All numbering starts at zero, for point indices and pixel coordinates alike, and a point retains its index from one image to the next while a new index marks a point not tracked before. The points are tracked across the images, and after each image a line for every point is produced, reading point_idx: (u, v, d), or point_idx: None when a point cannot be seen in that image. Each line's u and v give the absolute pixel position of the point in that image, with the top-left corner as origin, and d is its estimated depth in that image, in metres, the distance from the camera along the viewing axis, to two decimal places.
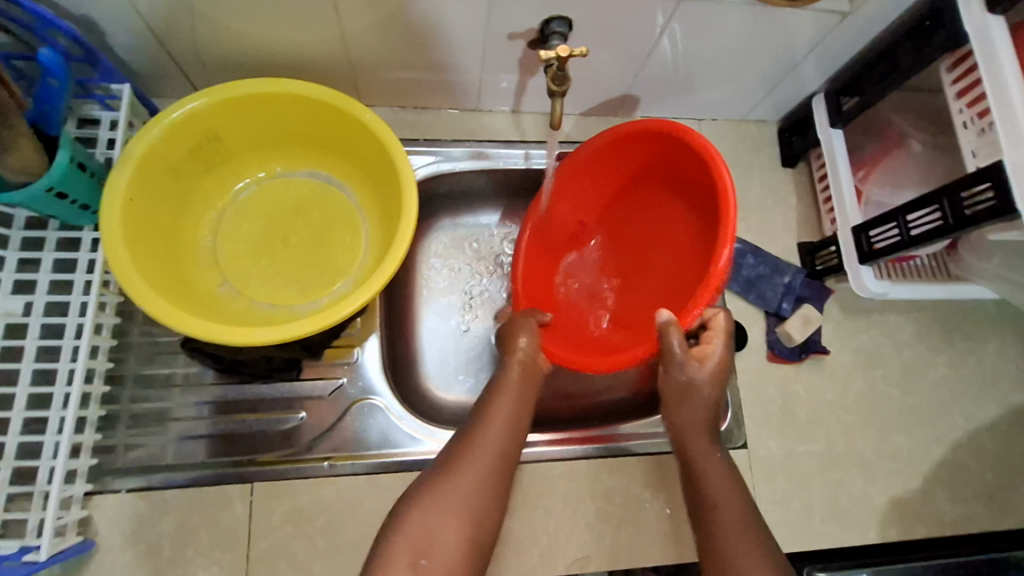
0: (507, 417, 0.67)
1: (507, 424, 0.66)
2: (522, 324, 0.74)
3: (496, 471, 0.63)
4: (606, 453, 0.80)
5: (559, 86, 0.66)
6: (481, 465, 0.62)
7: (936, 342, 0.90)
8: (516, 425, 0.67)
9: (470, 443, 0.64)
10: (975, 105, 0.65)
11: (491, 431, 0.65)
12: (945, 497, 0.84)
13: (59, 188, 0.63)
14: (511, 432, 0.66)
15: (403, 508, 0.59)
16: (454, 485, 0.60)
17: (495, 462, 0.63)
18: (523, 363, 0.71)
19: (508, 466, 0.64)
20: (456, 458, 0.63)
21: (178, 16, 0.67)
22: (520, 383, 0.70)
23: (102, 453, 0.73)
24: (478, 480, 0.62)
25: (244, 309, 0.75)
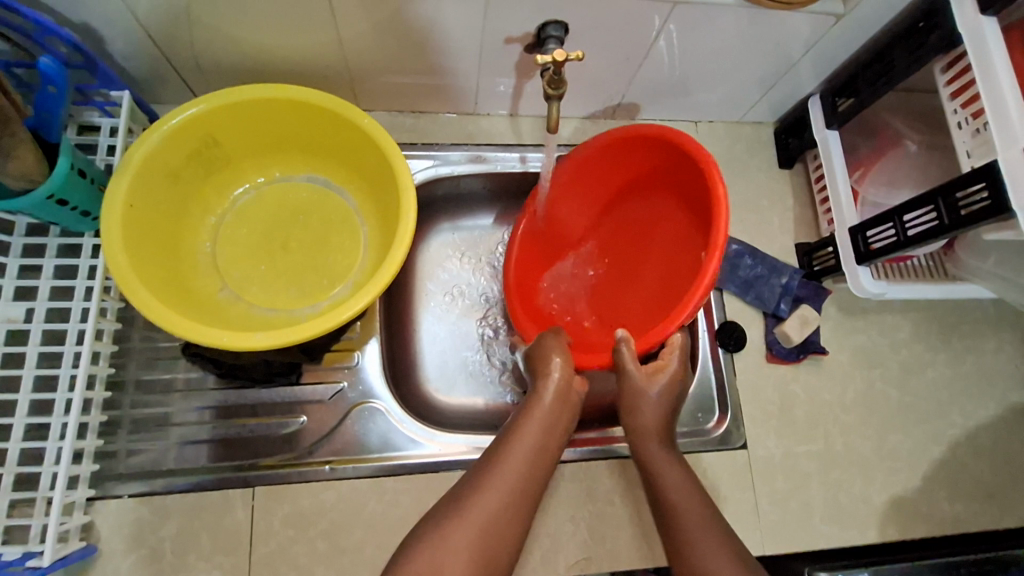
0: (535, 444, 0.61)
1: (534, 452, 0.61)
2: (557, 349, 0.69)
3: (518, 501, 0.58)
4: (606, 455, 0.80)
5: (556, 89, 0.67)
6: (502, 495, 0.57)
7: (934, 341, 0.90)
8: (544, 454, 0.62)
9: (490, 471, 0.59)
10: (969, 105, 0.66)
11: (514, 456, 0.60)
12: (944, 496, 0.84)
13: (59, 195, 0.64)
14: (537, 460, 0.61)
15: (414, 541, 0.54)
16: (469, 516, 0.55)
17: (517, 491, 0.58)
18: (555, 388, 0.66)
19: (531, 498, 0.59)
20: (475, 488, 0.58)
21: (176, 22, 0.67)
22: (553, 410, 0.65)
23: (104, 458, 0.73)
24: (498, 510, 0.56)
25: (244, 314, 0.75)
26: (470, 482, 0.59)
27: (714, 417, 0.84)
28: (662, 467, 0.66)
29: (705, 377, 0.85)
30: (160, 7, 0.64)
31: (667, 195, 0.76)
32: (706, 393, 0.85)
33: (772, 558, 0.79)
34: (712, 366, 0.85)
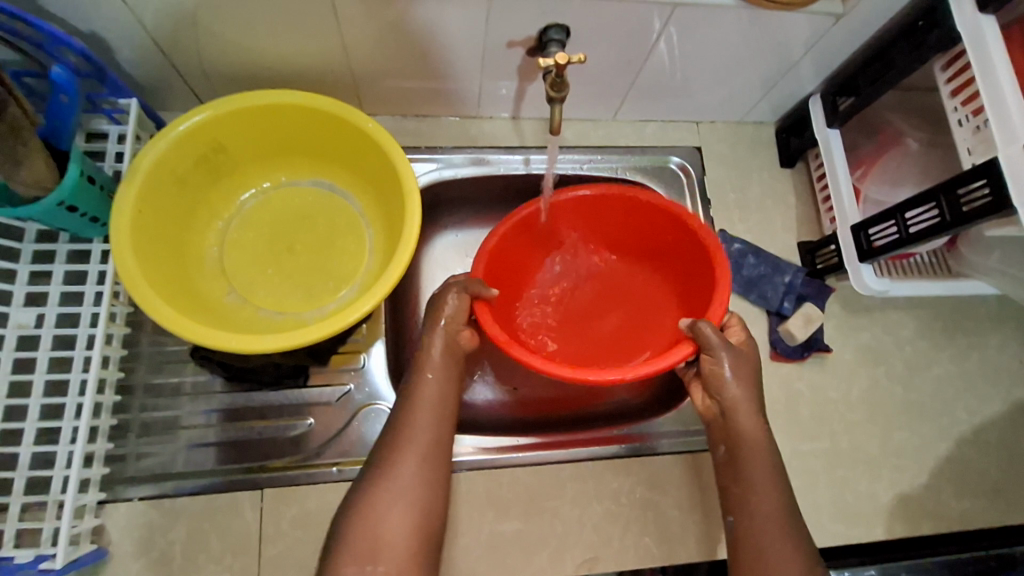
0: (433, 398, 0.66)
1: (433, 406, 0.65)
2: (445, 292, 0.70)
3: (432, 457, 0.62)
4: (634, 453, 0.81)
5: (558, 92, 0.67)
6: (415, 453, 0.62)
7: (938, 338, 0.90)
8: (441, 403, 0.66)
9: (399, 432, 0.63)
10: (969, 103, 0.66)
11: (421, 417, 0.64)
12: (950, 493, 0.84)
13: (70, 202, 0.64)
14: (437, 413, 0.65)
15: (347, 515, 0.59)
16: (391, 479, 0.60)
17: (428, 449, 0.62)
18: (439, 336, 0.69)
19: (444, 449, 0.64)
20: (390, 450, 0.62)
21: (183, 29, 0.68)
22: (443, 363, 0.68)
23: (114, 462, 0.74)
24: (414, 470, 0.61)
25: (251, 318, 0.76)
26: (383, 445, 0.63)
27: None
28: (752, 455, 0.66)
29: None
30: (168, 14, 0.65)
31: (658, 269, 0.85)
32: None
33: (823, 551, 0.81)
34: None
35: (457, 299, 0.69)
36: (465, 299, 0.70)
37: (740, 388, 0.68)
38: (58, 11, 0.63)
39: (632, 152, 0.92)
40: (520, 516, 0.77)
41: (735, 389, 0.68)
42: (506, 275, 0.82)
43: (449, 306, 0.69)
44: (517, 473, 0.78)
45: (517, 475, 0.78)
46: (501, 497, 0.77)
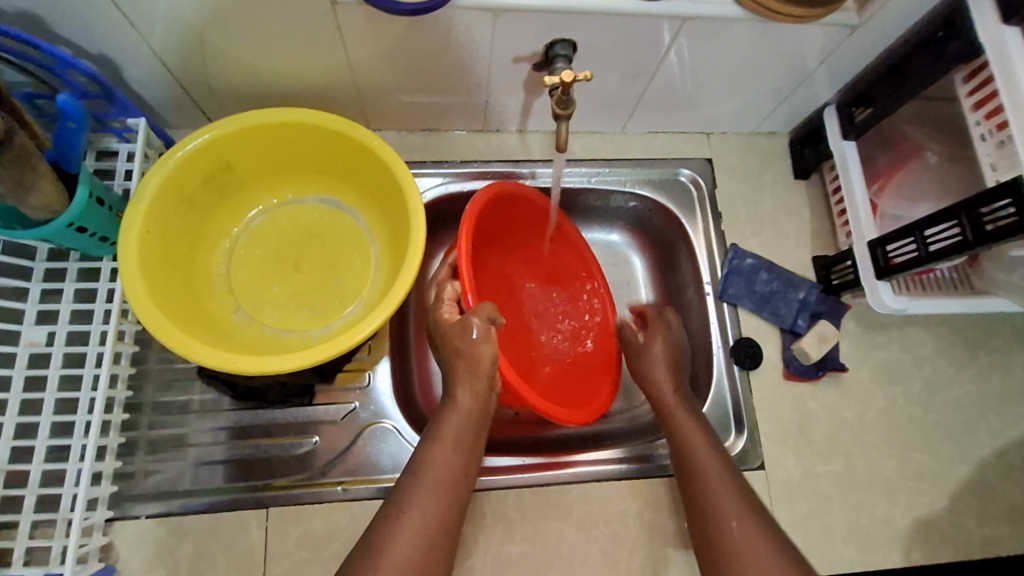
0: (447, 477, 0.61)
1: (444, 482, 0.60)
2: (467, 328, 0.66)
3: (432, 545, 0.57)
4: (642, 474, 0.79)
5: (565, 110, 0.66)
6: (418, 536, 0.56)
7: (960, 357, 0.87)
8: (453, 480, 0.61)
9: (404, 505, 0.58)
10: (992, 117, 0.64)
11: (428, 494, 0.59)
12: (972, 518, 0.82)
13: (78, 223, 0.65)
14: (447, 490, 0.60)
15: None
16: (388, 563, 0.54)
17: (432, 531, 0.57)
18: (460, 406, 0.66)
19: (448, 536, 0.58)
20: (392, 523, 0.57)
21: (190, 49, 0.68)
22: (461, 433, 0.64)
23: (123, 479, 0.74)
24: (416, 557, 0.55)
25: (258, 336, 0.76)
26: (384, 518, 0.58)
27: (732, 435, 0.82)
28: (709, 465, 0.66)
29: (721, 394, 0.83)
30: (175, 35, 0.66)
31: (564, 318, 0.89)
32: (722, 410, 0.83)
33: None
34: (728, 382, 0.83)
35: (486, 330, 0.66)
36: (492, 334, 0.67)
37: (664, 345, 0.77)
38: (66, 32, 0.64)
39: (641, 165, 0.90)
40: (525, 538, 0.76)
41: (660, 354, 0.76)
42: (512, 230, 0.83)
43: (485, 352, 0.66)
44: (522, 494, 0.77)
45: (523, 496, 0.77)
46: (507, 518, 0.76)
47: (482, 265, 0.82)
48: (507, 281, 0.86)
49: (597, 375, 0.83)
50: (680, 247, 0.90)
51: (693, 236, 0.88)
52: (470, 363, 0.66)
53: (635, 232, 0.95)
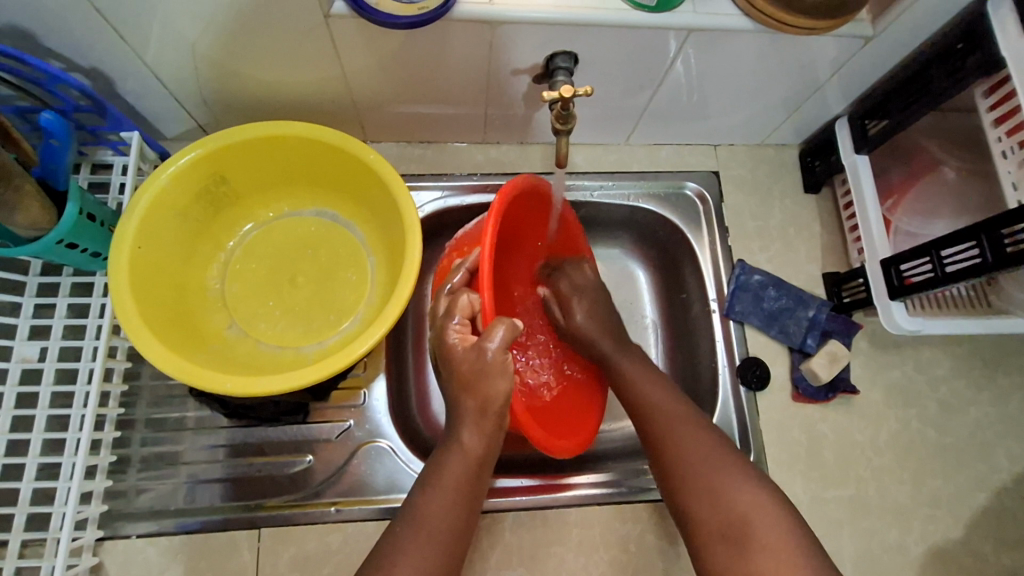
0: (445, 526, 0.58)
1: (442, 532, 0.57)
2: (481, 358, 0.60)
3: None
4: (643, 499, 0.76)
5: (565, 124, 0.64)
6: None
7: (977, 378, 0.84)
8: (451, 527, 0.58)
9: (399, 554, 0.55)
10: (1015, 133, 0.61)
11: (423, 544, 0.56)
12: (989, 547, 0.78)
13: (69, 239, 0.64)
14: (444, 540, 0.57)
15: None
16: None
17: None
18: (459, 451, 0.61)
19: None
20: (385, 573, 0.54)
21: (182, 61, 0.67)
22: (464, 480, 0.61)
23: (115, 498, 0.73)
24: None
25: (251, 352, 0.75)
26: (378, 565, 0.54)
27: None
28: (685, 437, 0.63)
29: (727, 417, 0.80)
30: (166, 48, 0.65)
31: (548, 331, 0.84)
32: (729, 433, 0.80)
33: None
34: (734, 403, 0.80)
35: (504, 367, 0.61)
36: (508, 368, 0.61)
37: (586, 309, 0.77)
38: (57, 45, 0.62)
39: (645, 177, 0.88)
40: (522, 562, 0.74)
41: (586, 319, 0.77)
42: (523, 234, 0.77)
43: (499, 389, 0.60)
44: (519, 517, 0.75)
45: (520, 518, 0.75)
46: (504, 542, 0.74)
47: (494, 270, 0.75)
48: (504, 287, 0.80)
49: (580, 407, 0.78)
50: (686, 262, 0.88)
51: (699, 250, 0.86)
52: (481, 404, 0.61)
53: (639, 246, 0.93)
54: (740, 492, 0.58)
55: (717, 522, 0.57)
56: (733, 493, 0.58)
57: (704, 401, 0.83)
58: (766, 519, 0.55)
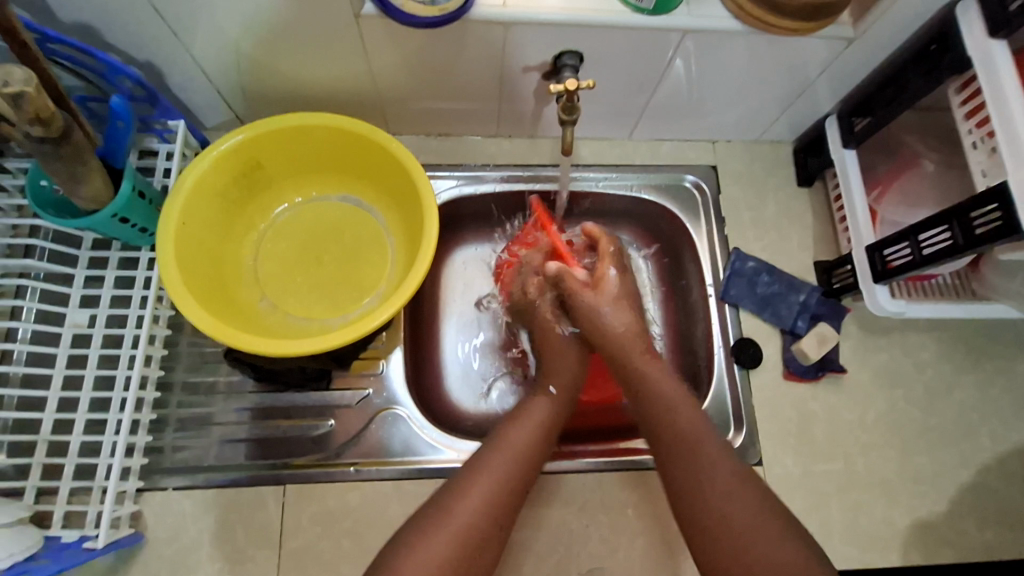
0: (522, 450, 0.67)
1: (515, 455, 0.66)
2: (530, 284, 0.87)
3: (496, 509, 0.61)
4: (632, 466, 0.82)
5: (569, 115, 0.70)
6: (483, 498, 0.61)
7: (962, 362, 0.88)
8: (526, 451, 0.67)
9: (477, 474, 0.63)
10: (983, 126, 0.66)
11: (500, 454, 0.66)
12: (972, 522, 0.82)
13: (122, 214, 0.71)
14: (521, 463, 0.65)
15: (404, 538, 0.57)
16: (452, 520, 0.59)
17: (498, 502, 0.61)
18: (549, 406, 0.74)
19: (511, 509, 0.62)
20: (463, 486, 0.62)
21: (227, 57, 0.74)
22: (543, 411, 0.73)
23: (153, 453, 0.80)
24: (479, 516, 0.60)
25: (280, 323, 0.81)
26: (458, 480, 0.63)
27: (730, 432, 0.84)
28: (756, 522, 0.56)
29: (721, 393, 0.85)
30: (213, 44, 0.72)
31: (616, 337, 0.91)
32: (723, 408, 0.85)
33: None
34: (728, 381, 0.86)
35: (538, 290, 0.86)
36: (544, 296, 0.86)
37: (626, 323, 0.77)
38: (118, 41, 0.70)
39: (646, 170, 0.94)
40: (526, 524, 0.79)
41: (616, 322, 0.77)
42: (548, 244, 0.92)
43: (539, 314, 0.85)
44: None
45: None
46: None
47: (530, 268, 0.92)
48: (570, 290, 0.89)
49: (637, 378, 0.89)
50: (684, 249, 0.93)
51: (697, 238, 0.91)
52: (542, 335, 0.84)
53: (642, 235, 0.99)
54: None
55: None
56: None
57: (700, 379, 0.88)
58: None
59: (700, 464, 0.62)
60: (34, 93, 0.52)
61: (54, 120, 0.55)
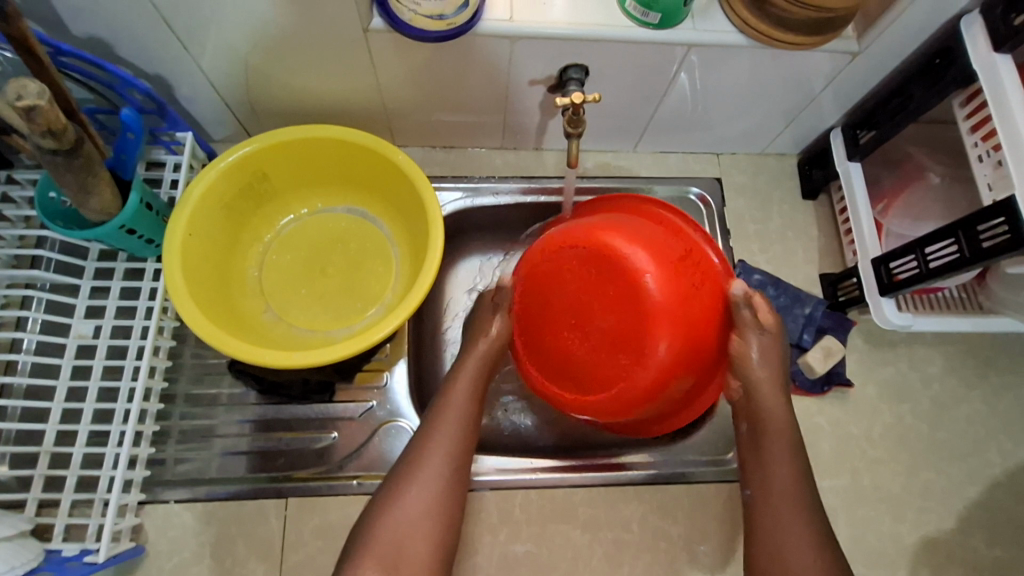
0: (463, 399, 0.69)
1: (461, 407, 0.69)
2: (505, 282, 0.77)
3: (457, 457, 0.66)
4: (651, 480, 0.80)
5: (575, 128, 0.70)
6: (449, 449, 0.65)
7: (969, 376, 0.88)
8: (468, 400, 0.70)
9: (435, 424, 0.67)
10: (989, 139, 0.66)
11: (454, 398, 0.69)
12: (982, 538, 0.81)
13: (129, 225, 0.71)
14: (464, 415, 0.68)
15: (385, 492, 0.63)
16: (414, 483, 0.63)
17: (452, 459, 0.65)
18: (484, 348, 0.72)
19: (466, 458, 0.66)
20: (423, 444, 0.66)
21: (236, 70, 0.75)
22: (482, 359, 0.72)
23: (155, 465, 0.79)
24: (450, 463, 0.65)
25: (284, 334, 0.81)
26: (415, 444, 0.66)
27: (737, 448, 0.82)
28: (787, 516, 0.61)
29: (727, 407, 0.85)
30: (224, 58, 0.73)
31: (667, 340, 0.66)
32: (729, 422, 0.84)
33: None
34: None
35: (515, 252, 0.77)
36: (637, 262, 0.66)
37: (767, 368, 0.68)
38: (128, 55, 0.71)
39: (651, 182, 0.94)
40: (531, 538, 0.78)
41: (762, 363, 0.68)
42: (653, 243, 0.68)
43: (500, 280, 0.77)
44: (529, 495, 0.80)
45: (529, 497, 0.80)
46: (513, 517, 0.79)
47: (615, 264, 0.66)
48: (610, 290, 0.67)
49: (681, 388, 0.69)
50: None
51: None
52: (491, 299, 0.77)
53: None
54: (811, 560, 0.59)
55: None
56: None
57: None
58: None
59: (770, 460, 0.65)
60: (46, 106, 0.52)
61: (66, 131, 0.56)
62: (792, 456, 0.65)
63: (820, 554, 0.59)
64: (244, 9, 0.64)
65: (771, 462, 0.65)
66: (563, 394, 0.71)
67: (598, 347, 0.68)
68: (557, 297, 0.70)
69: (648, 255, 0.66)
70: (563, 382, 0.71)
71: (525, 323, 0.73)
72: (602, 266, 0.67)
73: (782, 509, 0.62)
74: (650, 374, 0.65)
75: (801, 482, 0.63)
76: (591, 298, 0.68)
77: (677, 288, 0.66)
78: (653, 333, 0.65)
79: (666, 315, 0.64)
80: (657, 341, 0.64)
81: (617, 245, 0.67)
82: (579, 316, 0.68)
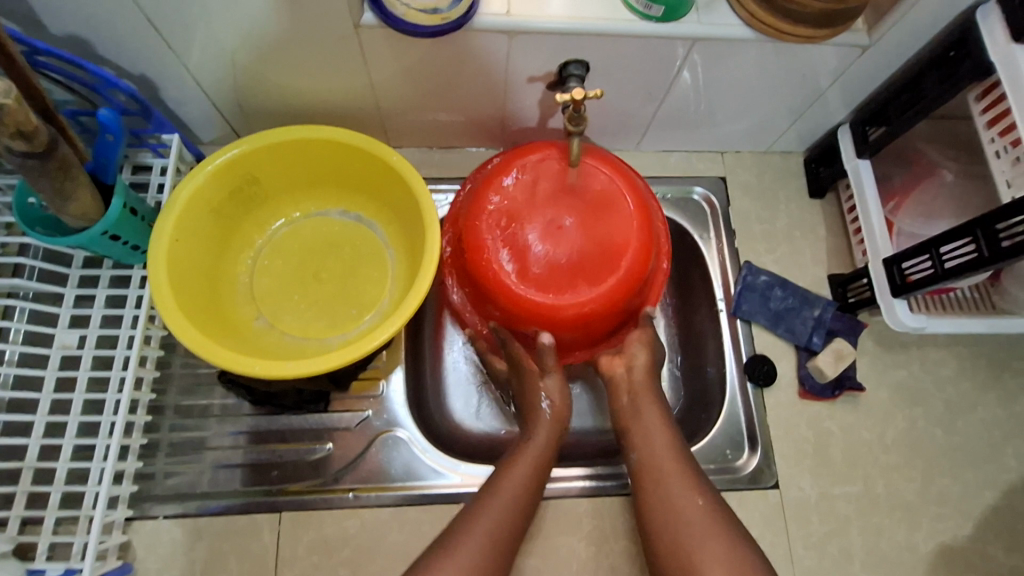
0: (542, 456, 0.69)
1: (540, 463, 0.69)
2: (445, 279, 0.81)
3: (520, 509, 0.65)
4: None
5: (576, 126, 0.66)
6: (515, 501, 0.65)
7: (984, 379, 0.85)
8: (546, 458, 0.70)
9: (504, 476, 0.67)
10: (1007, 134, 0.64)
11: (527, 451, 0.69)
12: (1000, 546, 0.79)
13: (113, 231, 0.68)
14: (540, 469, 0.68)
15: (440, 541, 0.62)
16: (462, 552, 0.60)
17: (506, 527, 0.63)
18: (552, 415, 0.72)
19: (526, 513, 0.66)
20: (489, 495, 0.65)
21: (225, 70, 0.72)
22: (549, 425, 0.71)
23: (143, 480, 0.76)
24: (511, 514, 0.64)
25: (277, 343, 0.79)
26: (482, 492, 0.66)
27: (744, 453, 0.81)
28: (681, 491, 0.65)
29: (734, 412, 0.82)
30: (213, 60, 0.70)
31: (570, 281, 0.71)
32: (735, 427, 0.82)
33: None
34: (741, 399, 0.82)
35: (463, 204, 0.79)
36: (574, 217, 0.73)
37: (649, 357, 0.76)
38: (111, 54, 0.68)
39: (655, 184, 0.92)
40: (532, 552, 0.75)
41: (640, 354, 0.76)
42: (596, 203, 0.73)
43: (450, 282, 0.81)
44: None
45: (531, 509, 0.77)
46: None
47: (559, 213, 0.73)
48: (557, 227, 0.72)
49: (583, 331, 0.75)
50: (697, 268, 0.90)
51: (706, 251, 0.89)
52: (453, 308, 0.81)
53: None
54: (705, 536, 0.61)
55: (667, 551, 0.62)
56: (699, 556, 0.60)
57: (712, 397, 0.84)
58: (705, 546, 0.60)
59: (651, 434, 0.70)
60: (14, 105, 0.50)
61: (37, 133, 0.53)
62: (665, 422, 0.71)
63: (709, 516, 0.63)
64: (234, 7, 0.62)
65: (656, 439, 0.70)
66: (493, 261, 0.71)
67: (543, 252, 0.72)
68: (532, 204, 0.73)
69: (629, 220, 0.72)
70: (499, 256, 0.72)
71: (520, 196, 0.73)
72: (609, 207, 0.73)
73: (666, 487, 0.66)
74: (546, 304, 0.71)
75: (677, 444, 0.69)
76: (545, 231, 0.72)
77: (616, 245, 0.72)
78: (592, 282, 0.71)
79: (608, 284, 0.71)
80: (587, 290, 0.71)
81: (579, 198, 0.73)
82: (564, 221, 0.72)
